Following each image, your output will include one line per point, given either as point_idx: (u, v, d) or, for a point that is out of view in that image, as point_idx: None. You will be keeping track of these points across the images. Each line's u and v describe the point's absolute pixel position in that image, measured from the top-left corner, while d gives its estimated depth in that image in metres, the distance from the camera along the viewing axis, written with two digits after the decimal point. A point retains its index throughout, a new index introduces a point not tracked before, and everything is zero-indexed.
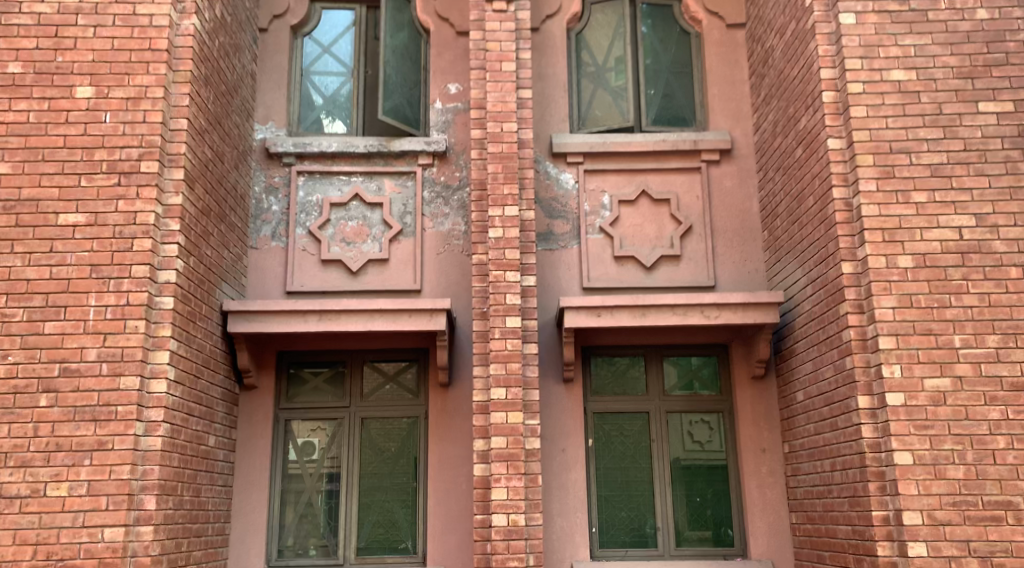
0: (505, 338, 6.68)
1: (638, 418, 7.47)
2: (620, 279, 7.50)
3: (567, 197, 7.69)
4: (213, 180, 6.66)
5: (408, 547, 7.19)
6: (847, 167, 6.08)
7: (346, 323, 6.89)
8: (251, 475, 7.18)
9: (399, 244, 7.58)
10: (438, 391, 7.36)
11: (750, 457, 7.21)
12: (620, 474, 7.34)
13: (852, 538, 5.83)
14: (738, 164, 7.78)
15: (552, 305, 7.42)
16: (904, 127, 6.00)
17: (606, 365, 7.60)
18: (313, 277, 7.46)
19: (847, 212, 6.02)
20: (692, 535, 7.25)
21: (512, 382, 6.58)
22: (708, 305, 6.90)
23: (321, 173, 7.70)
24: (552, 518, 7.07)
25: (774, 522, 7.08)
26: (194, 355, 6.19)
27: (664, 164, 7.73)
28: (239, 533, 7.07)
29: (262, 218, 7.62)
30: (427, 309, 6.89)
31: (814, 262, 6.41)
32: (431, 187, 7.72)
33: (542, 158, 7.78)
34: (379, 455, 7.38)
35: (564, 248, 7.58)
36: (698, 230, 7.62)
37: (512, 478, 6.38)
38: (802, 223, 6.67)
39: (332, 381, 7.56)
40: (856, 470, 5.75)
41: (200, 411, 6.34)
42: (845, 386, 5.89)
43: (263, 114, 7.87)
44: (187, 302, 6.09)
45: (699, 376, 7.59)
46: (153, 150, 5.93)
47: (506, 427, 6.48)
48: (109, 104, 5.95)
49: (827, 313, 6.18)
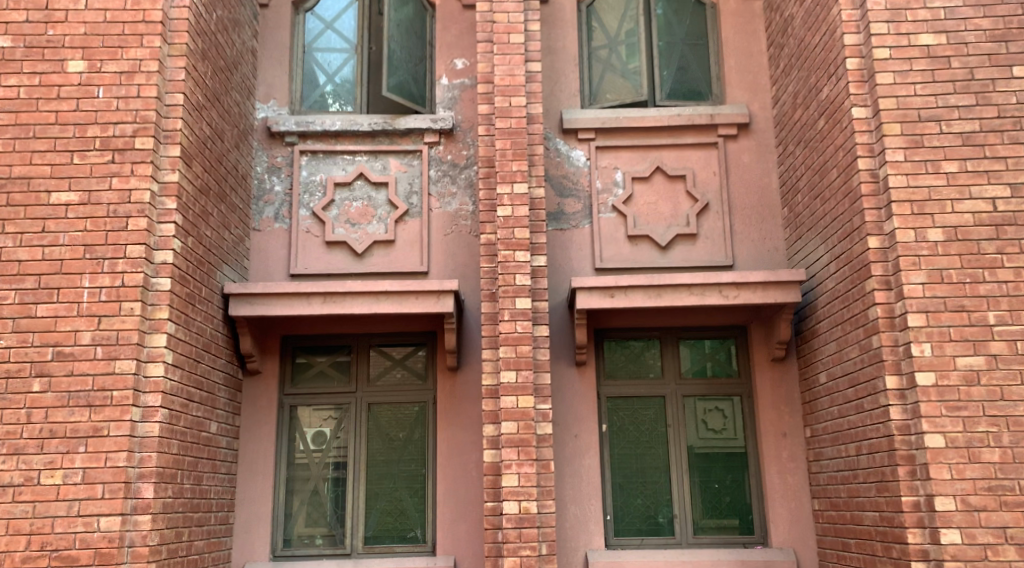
0: (514, 320, 6.44)
1: (653, 403, 7.22)
2: (634, 258, 7.24)
3: (578, 174, 7.43)
4: (212, 158, 6.44)
5: (417, 536, 6.98)
6: (873, 137, 5.80)
7: (351, 305, 6.67)
8: (255, 463, 6.98)
9: (405, 225, 7.34)
10: (447, 375, 7.13)
11: (771, 442, 6.95)
12: (635, 460, 7.10)
13: (879, 524, 5.59)
14: (757, 139, 7.50)
15: (564, 286, 7.18)
16: (933, 94, 5.71)
17: (620, 348, 7.36)
18: (317, 259, 7.24)
19: (873, 183, 5.74)
20: (710, 522, 7.00)
21: (522, 365, 6.33)
22: (726, 284, 6.64)
23: (325, 153, 7.47)
24: (565, 506, 6.84)
25: (796, 508, 6.82)
26: (193, 339, 5.98)
27: (679, 140, 7.46)
28: (244, 523, 6.87)
29: (264, 199, 7.40)
30: (434, 290, 6.65)
31: (838, 238, 6.13)
32: (438, 166, 7.48)
33: (552, 135, 7.52)
34: (387, 441, 7.17)
35: (575, 227, 7.32)
36: (715, 208, 7.35)
37: (524, 464, 6.15)
38: (824, 197, 6.39)
39: (338, 366, 7.34)
40: (884, 453, 5.49)
41: (201, 397, 6.13)
42: (872, 365, 5.62)
43: (264, 92, 7.63)
44: (186, 283, 5.88)
45: (716, 359, 7.33)
46: (147, 125, 5.70)
47: (517, 412, 6.25)
48: (102, 79, 5.72)
49: (852, 291, 5.90)
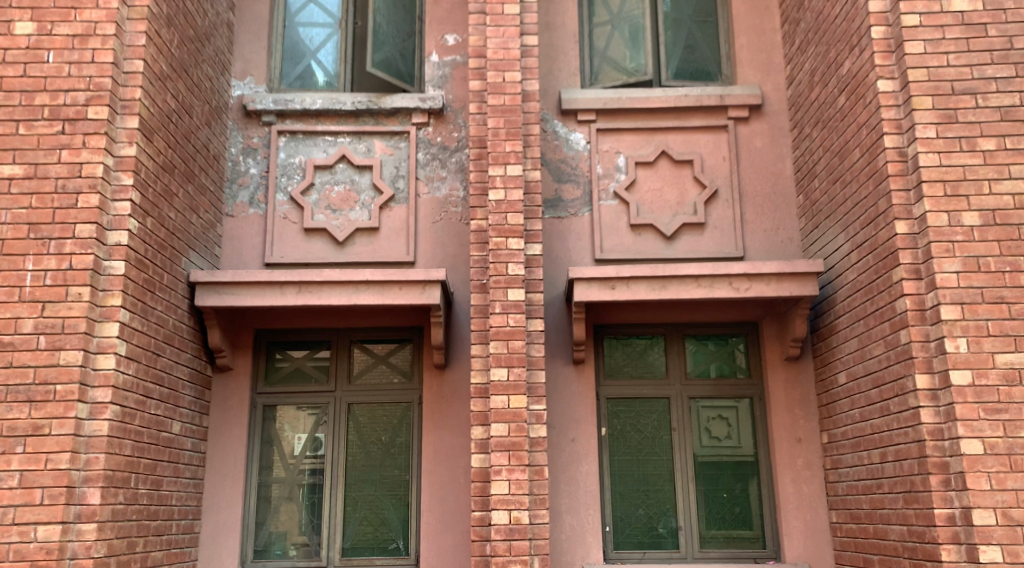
0: (506, 312, 5.90)
1: (657, 405, 6.68)
2: (636, 249, 6.70)
3: (577, 158, 6.91)
4: (178, 134, 5.92)
5: (400, 548, 6.43)
6: (902, 112, 5.26)
7: (329, 296, 6.13)
8: (225, 467, 6.44)
9: (390, 212, 6.81)
10: (433, 373, 6.59)
11: (784, 449, 6.40)
12: (637, 467, 6.55)
13: (907, 540, 5.05)
14: (769, 122, 6.97)
15: (561, 278, 6.65)
16: (968, 64, 5.18)
17: (621, 345, 6.82)
18: (295, 247, 6.72)
19: (901, 163, 5.20)
20: (718, 535, 6.45)
21: (515, 362, 5.80)
22: (737, 276, 6.10)
23: (305, 133, 6.95)
24: (560, 516, 6.29)
25: (811, 521, 6.27)
26: (152, 331, 5.45)
27: (685, 122, 6.94)
28: (210, 532, 6.32)
29: (238, 183, 6.87)
30: (419, 280, 6.12)
31: (861, 224, 5.60)
32: (427, 148, 6.95)
33: (550, 116, 7.00)
34: (368, 445, 6.63)
35: (573, 216, 6.79)
36: (725, 196, 6.82)
37: (515, 470, 5.60)
38: (846, 181, 5.87)
39: (316, 363, 6.80)
40: (914, 461, 4.94)
41: (162, 393, 5.60)
42: (900, 363, 5.07)
43: (240, 68, 7.11)
44: (143, 268, 5.35)
45: (724, 359, 6.79)
46: (102, 93, 5.17)
47: (508, 413, 5.70)
48: (52, 42, 5.20)
49: (876, 281, 5.37)
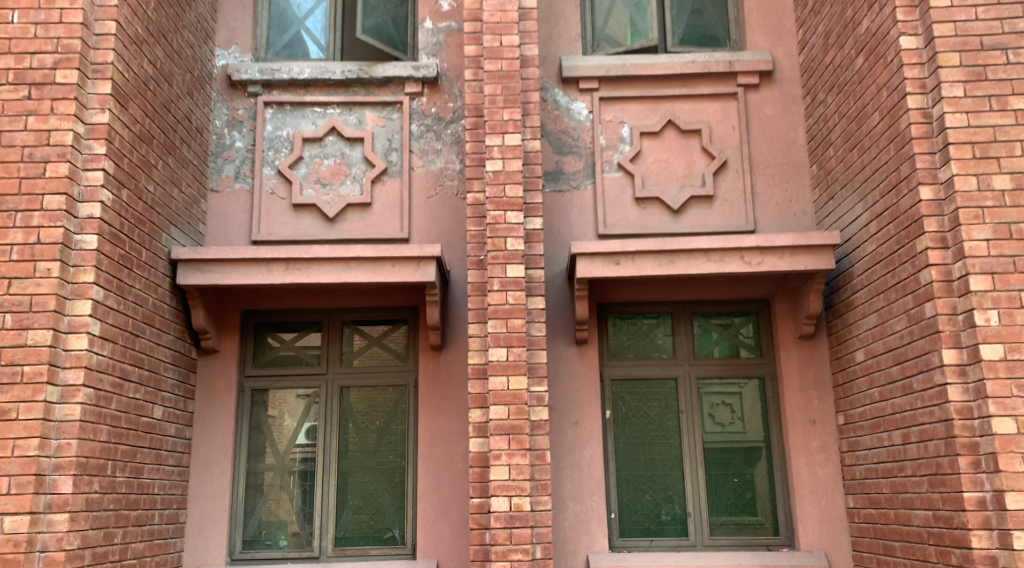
0: (505, 290, 5.58)
1: (664, 386, 6.37)
2: (641, 224, 6.38)
3: (579, 129, 6.58)
4: (156, 102, 5.59)
5: (395, 537, 6.14)
6: (926, 71, 4.93)
7: (318, 273, 5.81)
8: (212, 454, 6.14)
9: (383, 186, 6.49)
10: (429, 355, 6.28)
11: (798, 431, 6.09)
12: (643, 452, 6.25)
13: (932, 525, 4.77)
14: (781, 89, 6.63)
15: (563, 254, 6.33)
16: (998, 18, 4.85)
17: (626, 325, 6.51)
18: (283, 224, 6.39)
19: (925, 125, 4.88)
20: (729, 521, 6.15)
21: (514, 341, 5.48)
22: (748, 249, 5.78)
23: (293, 105, 6.62)
24: (564, 503, 5.99)
25: (827, 506, 5.97)
26: (129, 310, 5.14)
27: (693, 89, 6.60)
28: (196, 522, 6.01)
29: (223, 156, 6.55)
30: (413, 256, 5.80)
31: (881, 192, 5.28)
32: (420, 120, 6.62)
33: (550, 85, 6.66)
34: (362, 430, 6.33)
35: (575, 189, 6.47)
36: (734, 166, 6.49)
37: (515, 454, 5.30)
38: (864, 148, 5.54)
39: (306, 345, 6.49)
40: (940, 442, 4.65)
41: (141, 376, 5.30)
42: (925, 338, 4.76)
43: (225, 37, 6.78)
44: (119, 243, 5.04)
45: (734, 338, 6.47)
46: (70, 56, 4.84)
47: (507, 395, 5.39)
48: (17, 2, 4.88)
49: (898, 252, 5.05)
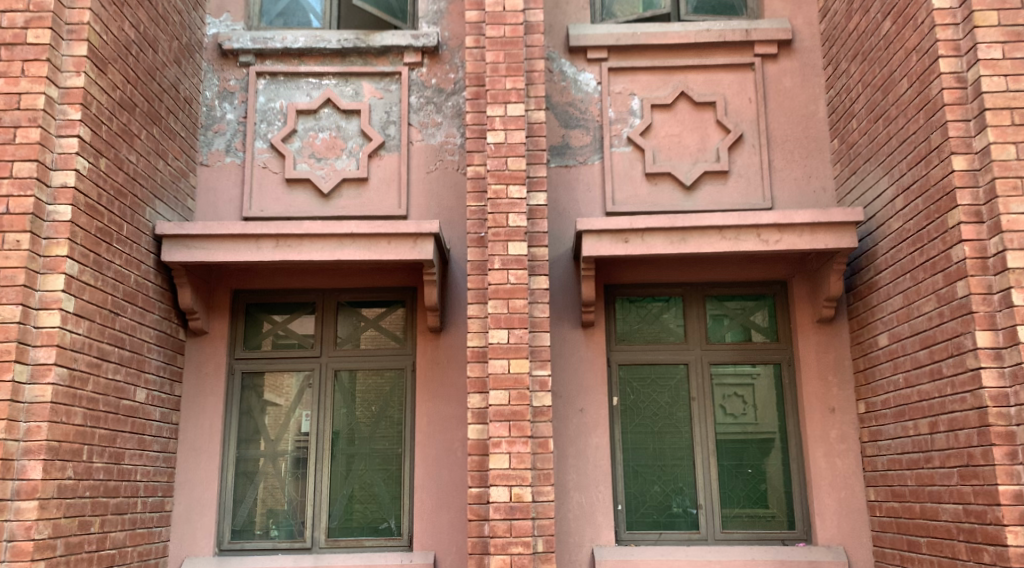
0: (506, 269, 5.27)
1: (676, 372, 6.05)
2: (651, 201, 6.05)
3: (586, 101, 6.25)
4: (139, 69, 5.31)
5: (391, 528, 5.85)
6: (961, 32, 4.60)
7: (310, 251, 5.52)
8: (200, 440, 5.86)
9: (380, 161, 6.17)
10: (427, 337, 5.98)
11: (816, 420, 5.77)
12: (652, 441, 5.94)
13: (962, 520, 4.47)
14: (801, 60, 6.27)
15: (569, 233, 6.01)
16: None
17: (635, 307, 6.18)
18: (275, 200, 6.10)
19: (959, 90, 4.55)
20: (743, 514, 5.84)
21: (515, 323, 5.18)
22: (765, 227, 5.45)
23: (286, 75, 6.32)
24: (568, 493, 5.69)
25: (847, 499, 5.64)
26: (109, 286, 4.88)
27: (707, 60, 6.26)
28: (183, 510, 5.74)
29: (214, 129, 6.26)
30: (410, 233, 5.49)
31: (909, 165, 4.95)
32: (420, 91, 6.30)
33: (556, 55, 6.32)
34: (357, 416, 6.04)
35: (582, 164, 6.14)
36: (751, 141, 6.15)
37: (516, 442, 4.99)
38: (890, 118, 5.19)
39: (300, 327, 6.21)
40: (972, 431, 4.36)
41: (122, 357, 5.02)
42: (956, 320, 4.47)
43: (216, 5, 6.48)
44: (98, 216, 4.77)
45: (749, 322, 6.14)
46: (43, 15, 4.59)
47: (508, 379, 5.09)
48: None
49: (927, 228, 4.73)
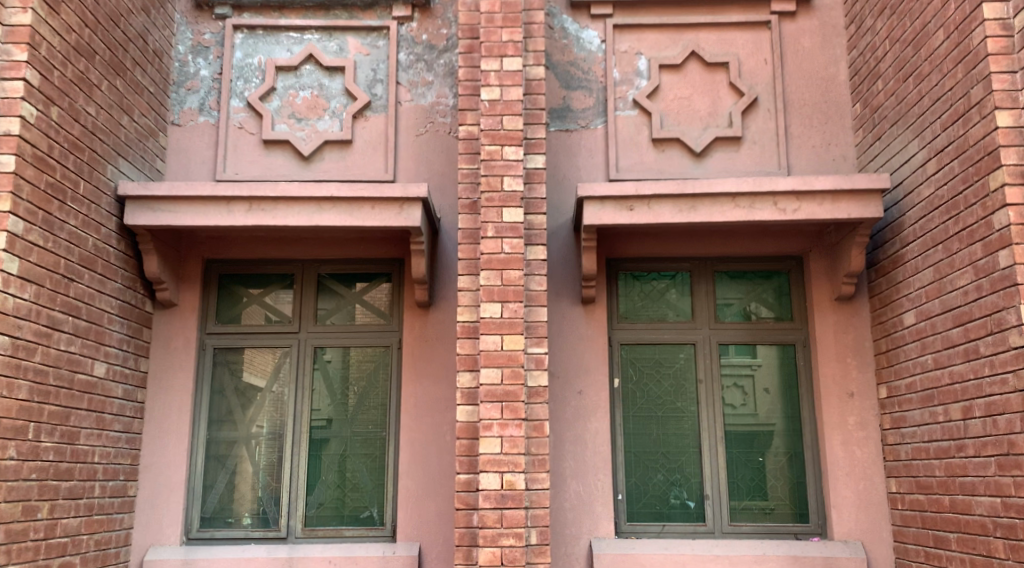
0: (501, 237, 4.81)
1: (682, 353, 5.61)
2: (658, 168, 5.60)
3: (589, 60, 5.79)
4: (101, 12, 4.88)
5: (373, 517, 5.42)
6: None
7: (287, 216, 5.06)
8: (167, 420, 5.42)
9: (366, 122, 5.71)
10: (415, 313, 5.54)
11: (833, 405, 5.33)
12: (655, 427, 5.51)
13: (999, 514, 4.09)
14: (821, 18, 5.81)
15: (569, 203, 5.56)
16: None
17: (638, 284, 5.73)
18: (252, 163, 5.64)
19: (1005, 38, 4.18)
20: (753, 506, 5.41)
21: (509, 296, 4.73)
22: (783, 194, 5.01)
23: (265, 29, 5.85)
24: (564, 482, 5.26)
25: (866, 491, 5.21)
26: (61, 247, 4.45)
27: (720, 17, 5.80)
28: (149, 495, 5.31)
29: (187, 86, 5.80)
30: (396, 198, 5.04)
31: (943, 124, 4.53)
32: (410, 48, 5.84)
33: (558, 10, 5.85)
34: (338, 397, 5.59)
35: (584, 127, 5.69)
36: (766, 105, 5.69)
37: (508, 425, 4.56)
38: (921, 75, 4.75)
39: (277, 301, 5.75)
40: (1014, 416, 3.99)
41: (77, 326, 4.58)
42: (996, 293, 4.10)
43: None
44: (48, 168, 4.37)
45: (762, 299, 5.69)
46: None
47: (501, 356, 4.64)
48: None
49: (963, 194, 4.34)
